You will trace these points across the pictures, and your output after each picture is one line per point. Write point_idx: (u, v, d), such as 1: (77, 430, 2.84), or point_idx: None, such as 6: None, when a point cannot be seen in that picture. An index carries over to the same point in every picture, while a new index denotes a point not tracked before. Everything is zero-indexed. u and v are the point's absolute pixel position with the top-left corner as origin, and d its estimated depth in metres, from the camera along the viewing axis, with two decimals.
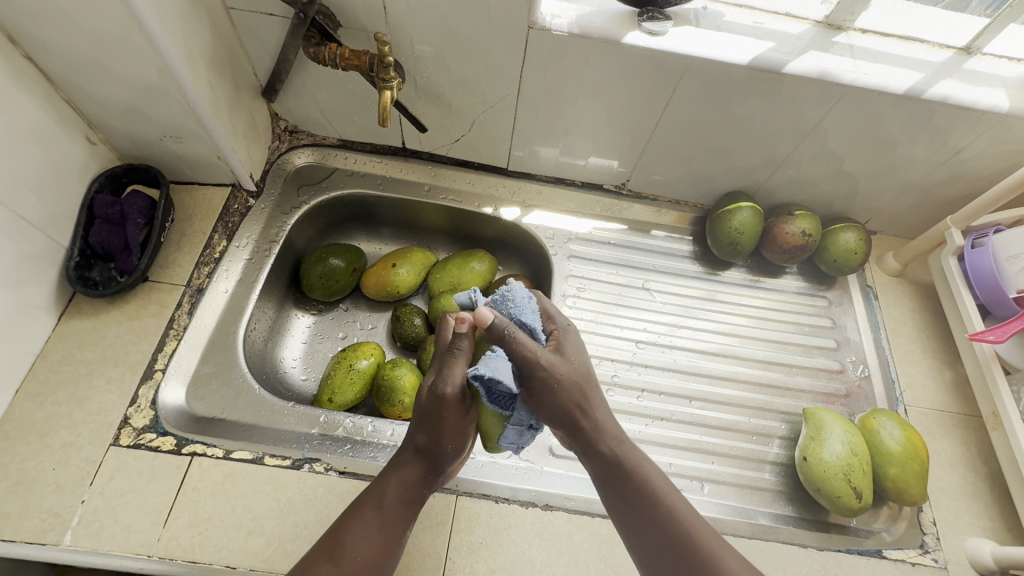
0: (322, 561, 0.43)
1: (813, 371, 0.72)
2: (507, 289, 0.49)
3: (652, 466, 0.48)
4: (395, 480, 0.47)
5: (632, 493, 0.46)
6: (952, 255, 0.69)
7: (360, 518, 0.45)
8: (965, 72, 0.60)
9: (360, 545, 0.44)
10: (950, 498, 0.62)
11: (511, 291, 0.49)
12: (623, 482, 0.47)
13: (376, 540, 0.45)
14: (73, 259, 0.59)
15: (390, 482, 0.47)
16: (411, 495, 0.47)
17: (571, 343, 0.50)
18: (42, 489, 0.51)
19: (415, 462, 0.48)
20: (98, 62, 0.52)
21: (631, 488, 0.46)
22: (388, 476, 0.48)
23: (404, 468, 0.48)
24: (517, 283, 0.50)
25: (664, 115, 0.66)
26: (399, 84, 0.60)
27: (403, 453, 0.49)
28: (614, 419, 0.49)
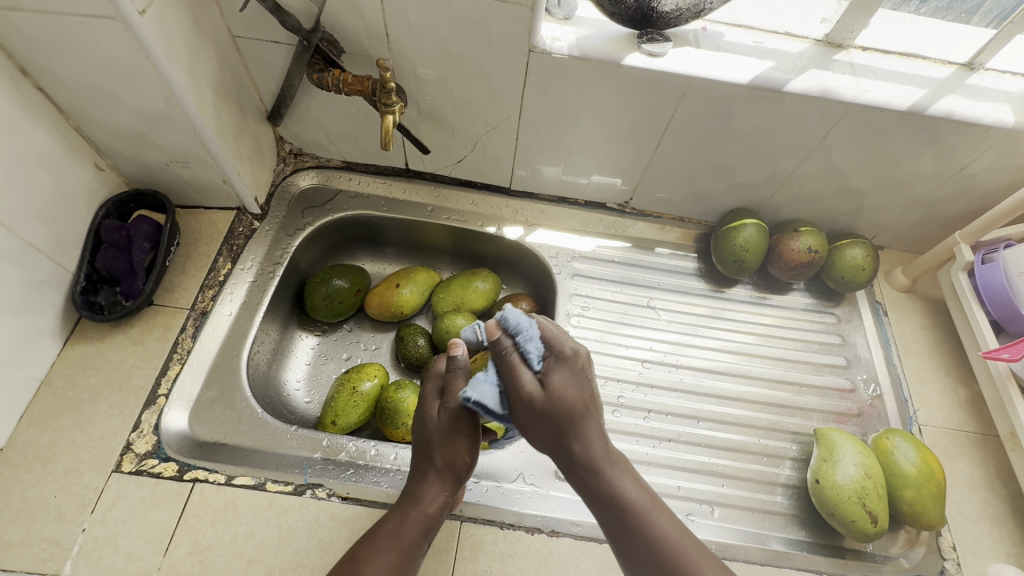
0: None
1: (824, 390, 0.71)
2: (503, 316, 0.48)
3: (635, 486, 0.46)
4: (414, 511, 0.47)
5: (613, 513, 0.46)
6: (962, 270, 0.68)
7: (379, 545, 0.45)
8: (968, 88, 0.60)
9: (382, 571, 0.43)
10: (970, 522, 0.61)
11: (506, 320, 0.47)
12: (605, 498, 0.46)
13: (396, 568, 0.44)
14: (79, 284, 0.60)
15: (410, 510, 0.47)
16: (428, 520, 0.47)
17: (567, 374, 0.47)
18: (43, 517, 0.51)
19: (432, 487, 0.48)
20: (107, 91, 0.53)
21: (614, 509, 0.45)
22: (407, 505, 0.47)
23: (422, 497, 0.47)
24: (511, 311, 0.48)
25: (666, 134, 0.66)
26: (402, 108, 0.60)
27: (420, 478, 0.48)
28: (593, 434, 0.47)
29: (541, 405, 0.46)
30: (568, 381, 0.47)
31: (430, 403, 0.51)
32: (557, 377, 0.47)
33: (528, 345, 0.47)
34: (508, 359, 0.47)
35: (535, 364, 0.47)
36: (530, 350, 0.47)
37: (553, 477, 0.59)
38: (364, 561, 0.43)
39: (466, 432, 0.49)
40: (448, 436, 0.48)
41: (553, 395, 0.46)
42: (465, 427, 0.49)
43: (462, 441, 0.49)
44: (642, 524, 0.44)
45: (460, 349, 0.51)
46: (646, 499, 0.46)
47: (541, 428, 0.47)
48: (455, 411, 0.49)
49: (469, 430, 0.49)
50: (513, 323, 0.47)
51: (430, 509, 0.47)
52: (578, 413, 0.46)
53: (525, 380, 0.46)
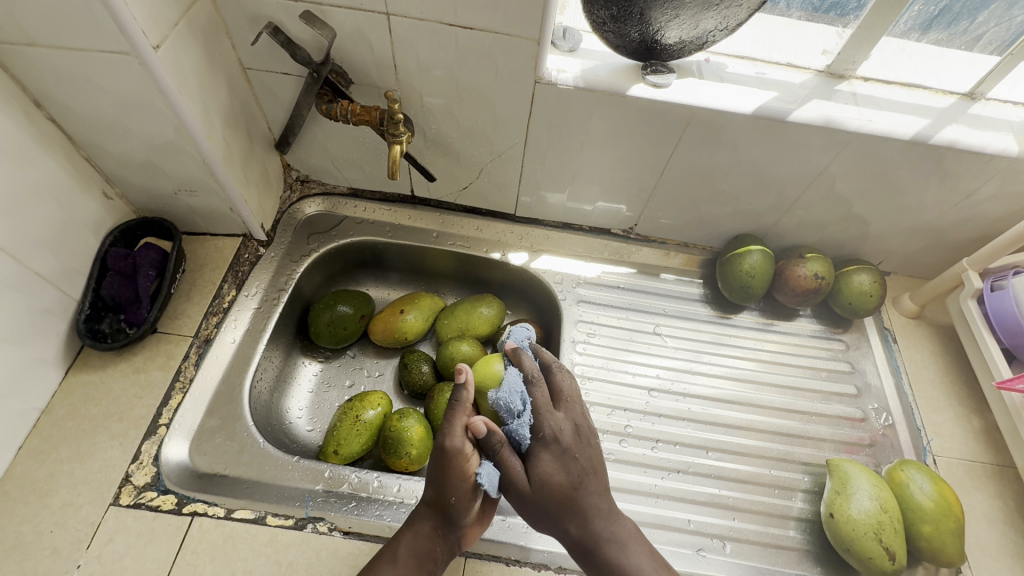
0: None
1: (834, 419, 0.70)
2: (496, 397, 0.54)
3: (639, 555, 0.48)
4: (409, 534, 0.48)
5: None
6: (970, 297, 0.68)
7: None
8: (970, 117, 0.60)
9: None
10: (991, 558, 0.59)
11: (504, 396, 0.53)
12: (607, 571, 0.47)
13: None
14: (83, 312, 0.59)
15: (402, 534, 0.48)
16: (424, 551, 0.47)
17: (553, 457, 0.50)
18: (39, 553, 0.49)
19: (424, 514, 0.49)
20: (118, 123, 0.54)
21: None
22: (403, 532, 0.48)
23: (415, 522, 0.49)
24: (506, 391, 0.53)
25: (671, 162, 0.66)
26: (409, 138, 0.61)
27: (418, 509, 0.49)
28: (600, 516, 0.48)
29: (536, 500, 0.49)
30: (556, 467, 0.50)
31: None
32: (544, 462, 0.50)
33: (518, 428, 0.52)
34: (500, 456, 0.50)
35: (524, 450, 0.52)
36: (519, 434, 0.52)
37: None
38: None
39: (457, 465, 0.48)
40: (436, 468, 0.48)
41: (546, 485, 0.49)
42: (448, 459, 0.48)
43: (455, 471, 0.48)
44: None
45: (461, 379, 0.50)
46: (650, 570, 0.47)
47: (536, 519, 0.49)
48: (448, 446, 0.48)
49: (461, 463, 0.48)
50: (503, 406, 0.53)
51: (422, 537, 0.48)
52: (575, 495, 0.49)
53: (516, 473, 0.49)
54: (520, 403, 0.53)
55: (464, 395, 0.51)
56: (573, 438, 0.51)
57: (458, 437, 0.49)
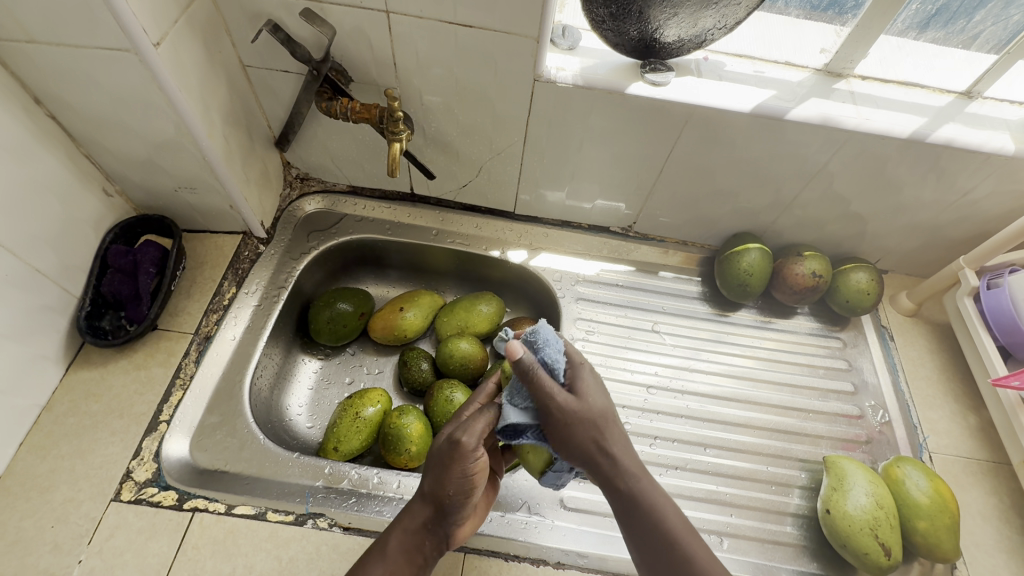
0: None
1: (831, 416, 0.70)
2: (532, 330, 0.44)
3: (662, 495, 0.45)
4: (401, 525, 0.46)
5: (639, 515, 0.44)
6: (967, 295, 0.68)
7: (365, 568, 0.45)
8: (967, 116, 0.60)
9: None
10: (986, 554, 0.59)
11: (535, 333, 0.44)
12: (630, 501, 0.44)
13: None
14: (84, 309, 0.60)
15: (396, 525, 0.46)
16: (415, 543, 0.46)
17: (591, 378, 0.46)
18: (40, 548, 0.50)
19: (418, 507, 0.47)
20: (119, 121, 0.54)
21: (644, 519, 0.44)
22: (397, 523, 0.47)
23: (408, 513, 0.47)
24: (539, 323, 0.45)
25: (669, 161, 0.67)
26: (408, 136, 0.61)
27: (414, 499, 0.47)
28: (628, 452, 0.45)
29: (577, 417, 0.43)
30: (595, 389, 0.46)
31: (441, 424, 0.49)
32: (580, 384, 0.45)
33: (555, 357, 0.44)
34: (535, 386, 0.42)
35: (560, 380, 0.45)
36: (557, 364, 0.44)
37: (559, 506, 0.58)
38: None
39: (463, 465, 0.44)
40: (440, 464, 0.45)
41: (587, 405, 0.44)
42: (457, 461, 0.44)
43: (458, 470, 0.44)
44: (666, 530, 0.44)
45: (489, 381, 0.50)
46: (673, 511, 0.45)
47: (569, 444, 0.44)
48: (460, 446, 0.44)
49: (465, 465, 0.44)
50: (533, 342, 0.44)
51: (415, 530, 0.46)
52: (611, 420, 0.45)
53: (560, 398, 0.43)
54: (557, 338, 0.45)
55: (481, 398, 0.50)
56: (598, 369, 0.48)
57: (474, 439, 0.44)
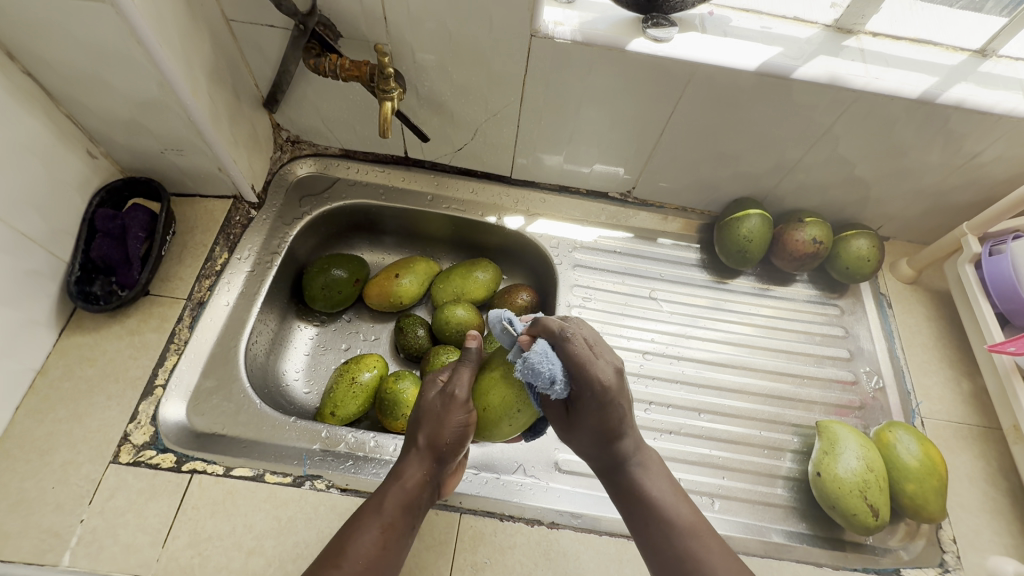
0: (325, 559, 0.42)
1: (825, 382, 0.70)
2: (527, 364, 0.41)
3: (659, 480, 0.49)
4: (395, 485, 0.46)
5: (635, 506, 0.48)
6: (969, 262, 0.67)
7: (361, 523, 0.44)
8: (981, 75, 0.58)
9: (366, 550, 0.43)
10: (972, 515, 0.60)
11: (531, 366, 0.41)
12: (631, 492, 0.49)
13: (379, 544, 0.43)
14: (73, 274, 0.59)
15: (390, 486, 0.46)
16: (408, 498, 0.46)
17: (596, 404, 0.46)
18: (42, 509, 0.50)
19: (412, 463, 0.48)
20: (98, 78, 0.52)
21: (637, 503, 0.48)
22: (390, 482, 0.47)
23: (402, 471, 0.47)
24: (540, 358, 0.41)
25: (670, 122, 0.65)
26: (400, 94, 0.59)
27: (406, 457, 0.48)
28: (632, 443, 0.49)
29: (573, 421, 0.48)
30: (597, 412, 0.46)
31: (427, 385, 0.51)
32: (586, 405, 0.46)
33: (550, 390, 0.44)
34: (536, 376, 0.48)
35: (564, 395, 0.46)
36: (551, 393, 0.44)
37: (553, 468, 0.59)
38: (347, 549, 0.43)
39: (456, 411, 0.47)
40: (436, 417, 0.47)
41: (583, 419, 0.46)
42: (452, 409, 0.47)
43: (450, 421, 0.47)
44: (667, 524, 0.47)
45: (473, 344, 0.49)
46: (668, 493, 0.48)
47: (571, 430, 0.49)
48: (451, 395, 0.47)
49: (459, 411, 0.47)
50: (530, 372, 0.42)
51: (409, 485, 0.46)
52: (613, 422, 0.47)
53: (551, 405, 0.47)
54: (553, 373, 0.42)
55: (473, 355, 0.49)
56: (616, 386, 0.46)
57: (466, 390, 0.48)
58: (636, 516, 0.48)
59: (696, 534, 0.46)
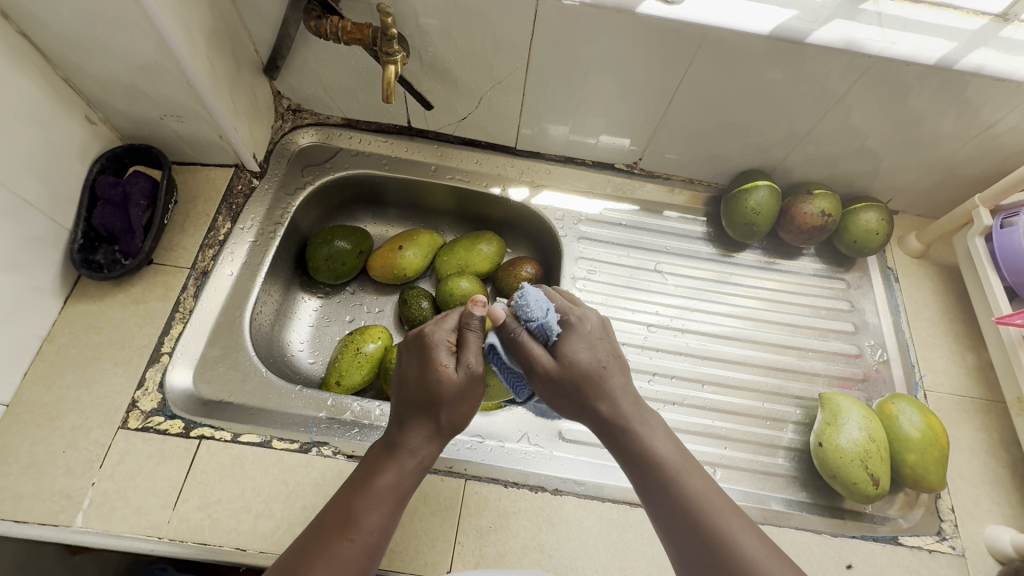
0: (336, 534, 0.40)
1: (829, 355, 0.70)
2: (521, 292, 0.45)
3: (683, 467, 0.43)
4: (410, 460, 0.43)
5: (645, 475, 0.43)
6: (980, 235, 0.66)
7: (375, 496, 0.42)
8: (1002, 41, 0.56)
9: (378, 523, 0.41)
10: (970, 485, 0.61)
11: (524, 295, 0.45)
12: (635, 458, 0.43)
13: (390, 515, 0.42)
14: (76, 242, 0.58)
15: (406, 462, 0.43)
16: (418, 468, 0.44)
17: (580, 344, 0.44)
18: (53, 472, 0.51)
19: (427, 438, 0.44)
20: (95, 39, 0.51)
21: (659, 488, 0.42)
22: (403, 456, 0.43)
23: (417, 446, 0.44)
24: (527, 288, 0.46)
25: (680, 90, 0.63)
26: (404, 58, 0.57)
27: (414, 424, 0.44)
28: (634, 410, 0.44)
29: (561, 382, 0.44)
30: (581, 348, 0.44)
31: (441, 357, 0.43)
32: (568, 350, 0.44)
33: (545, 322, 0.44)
34: (519, 347, 0.44)
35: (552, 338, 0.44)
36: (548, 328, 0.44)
37: (556, 438, 0.60)
38: (358, 522, 0.40)
39: (475, 390, 0.44)
40: (460, 399, 0.44)
41: (573, 366, 0.44)
42: (476, 394, 0.44)
43: (471, 404, 0.44)
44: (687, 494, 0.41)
45: (484, 309, 0.44)
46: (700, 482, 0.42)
47: (557, 401, 0.45)
48: (474, 375, 0.43)
49: (480, 396, 0.44)
50: (525, 305, 0.44)
51: (424, 460, 0.44)
52: (602, 376, 0.44)
53: (541, 359, 0.44)
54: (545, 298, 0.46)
55: (478, 324, 0.45)
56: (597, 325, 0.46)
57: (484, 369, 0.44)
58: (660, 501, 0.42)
59: (728, 512, 0.41)
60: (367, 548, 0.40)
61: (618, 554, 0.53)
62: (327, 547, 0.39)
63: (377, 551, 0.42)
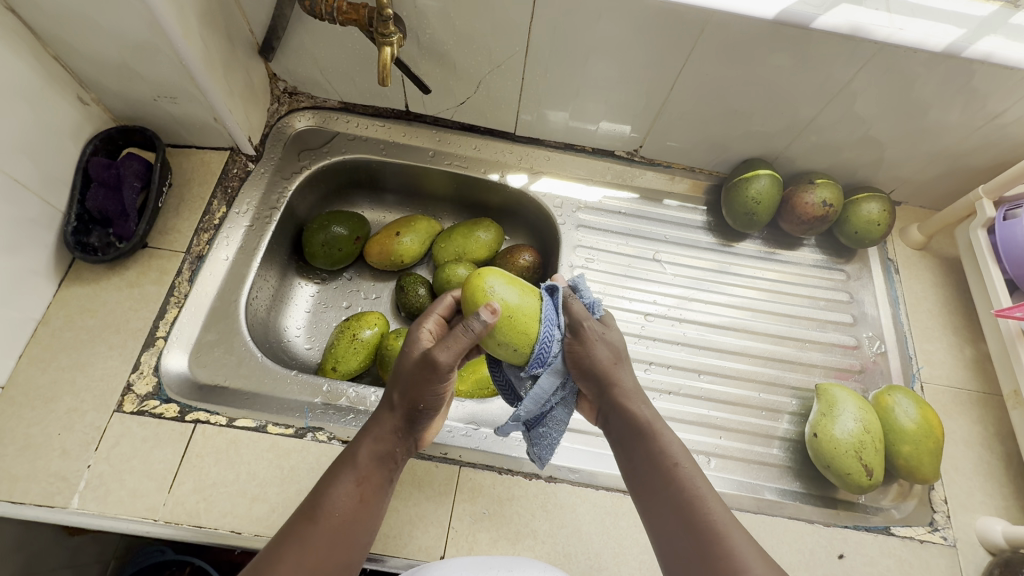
0: (301, 517, 0.42)
1: (827, 346, 0.70)
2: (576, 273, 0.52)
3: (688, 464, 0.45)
4: (373, 443, 0.45)
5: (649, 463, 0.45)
6: (981, 227, 0.66)
7: (339, 479, 0.43)
8: (1012, 28, 0.55)
9: (341, 506, 0.42)
10: (964, 476, 0.61)
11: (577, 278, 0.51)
12: (637, 448, 0.47)
13: (355, 498, 0.43)
14: (70, 224, 0.58)
15: (368, 444, 0.45)
16: (384, 454, 0.45)
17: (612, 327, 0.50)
18: (49, 454, 0.51)
19: (391, 422, 0.46)
20: (85, 17, 0.50)
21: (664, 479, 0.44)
22: (366, 437, 0.46)
23: (380, 430, 0.46)
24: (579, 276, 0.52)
25: (682, 76, 0.62)
26: (400, 40, 0.56)
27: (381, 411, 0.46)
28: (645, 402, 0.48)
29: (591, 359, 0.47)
30: (614, 330, 0.50)
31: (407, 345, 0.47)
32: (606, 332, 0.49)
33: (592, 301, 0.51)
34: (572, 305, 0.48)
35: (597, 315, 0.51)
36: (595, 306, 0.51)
37: None
38: (324, 505, 0.42)
39: (439, 380, 0.44)
40: (418, 380, 0.44)
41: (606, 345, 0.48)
42: (435, 375, 0.44)
43: (431, 386, 0.44)
44: (687, 486, 0.43)
45: (489, 316, 0.42)
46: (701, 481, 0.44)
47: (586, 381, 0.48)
48: (437, 364, 0.43)
49: (440, 376, 0.44)
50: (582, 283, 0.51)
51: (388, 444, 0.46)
52: (621, 362, 0.49)
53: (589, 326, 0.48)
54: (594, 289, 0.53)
55: (479, 326, 0.43)
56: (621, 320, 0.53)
57: (451, 356, 0.43)
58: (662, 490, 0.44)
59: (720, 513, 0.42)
60: (329, 528, 0.41)
61: (611, 541, 0.53)
62: (290, 529, 0.41)
63: (344, 536, 0.42)
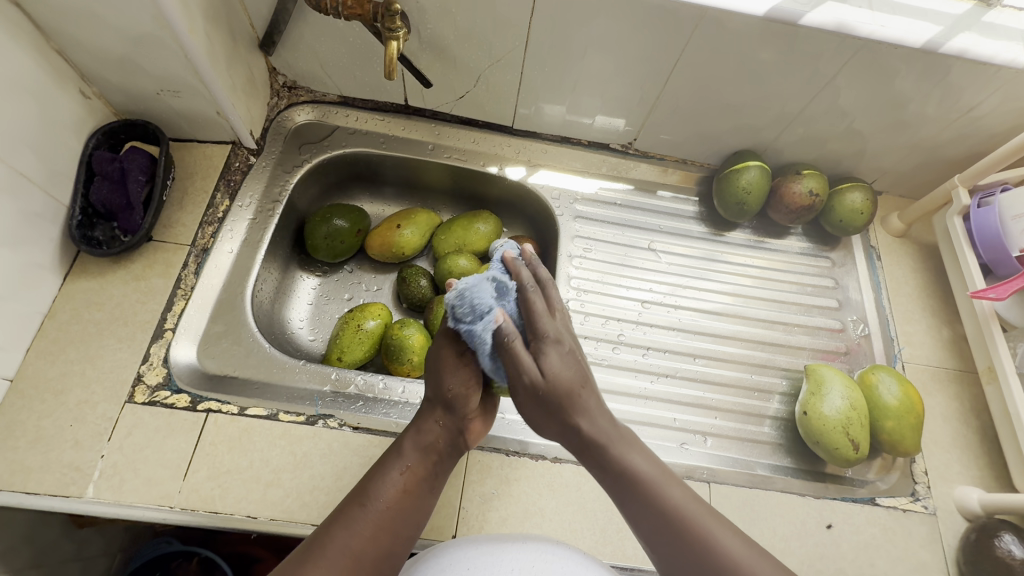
0: (351, 504, 0.43)
1: (814, 330, 0.74)
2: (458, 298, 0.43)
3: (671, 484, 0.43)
4: (412, 434, 0.47)
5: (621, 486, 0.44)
6: (958, 214, 0.69)
7: (384, 468, 0.45)
8: (984, 25, 0.58)
9: (388, 493, 0.43)
10: (942, 449, 0.65)
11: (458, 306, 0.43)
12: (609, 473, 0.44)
13: (400, 487, 0.44)
14: (75, 218, 0.58)
15: (410, 435, 0.47)
16: (429, 444, 0.47)
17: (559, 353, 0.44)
18: (61, 445, 0.51)
19: (429, 414, 0.48)
20: (90, 11, 0.50)
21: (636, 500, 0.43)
22: (407, 430, 0.48)
23: (420, 421, 0.48)
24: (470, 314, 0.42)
25: (675, 71, 0.64)
26: (405, 34, 0.58)
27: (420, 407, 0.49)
28: (602, 420, 0.45)
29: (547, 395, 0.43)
30: (563, 361, 0.44)
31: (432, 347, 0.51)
32: (551, 360, 0.43)
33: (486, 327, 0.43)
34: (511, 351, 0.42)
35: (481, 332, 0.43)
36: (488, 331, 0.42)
37: None
38: (371, 491, 0.43)
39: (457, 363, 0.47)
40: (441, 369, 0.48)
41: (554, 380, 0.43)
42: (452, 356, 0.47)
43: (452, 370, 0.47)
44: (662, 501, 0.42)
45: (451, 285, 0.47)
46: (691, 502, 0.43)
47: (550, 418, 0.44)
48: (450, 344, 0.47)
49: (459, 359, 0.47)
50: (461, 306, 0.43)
51: (427, 435, 0.47)
52: (580, 396, 0.44)
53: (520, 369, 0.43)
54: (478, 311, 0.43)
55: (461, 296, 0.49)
56: (571, 341, 0.45)
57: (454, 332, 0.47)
58: (636, 509, 0.43)
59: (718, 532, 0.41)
60: (374, 515, 0.42)
61: (615, 516, 0.55)
62: (340, 515, 0.42)
63: (391, 523, 0.42)
